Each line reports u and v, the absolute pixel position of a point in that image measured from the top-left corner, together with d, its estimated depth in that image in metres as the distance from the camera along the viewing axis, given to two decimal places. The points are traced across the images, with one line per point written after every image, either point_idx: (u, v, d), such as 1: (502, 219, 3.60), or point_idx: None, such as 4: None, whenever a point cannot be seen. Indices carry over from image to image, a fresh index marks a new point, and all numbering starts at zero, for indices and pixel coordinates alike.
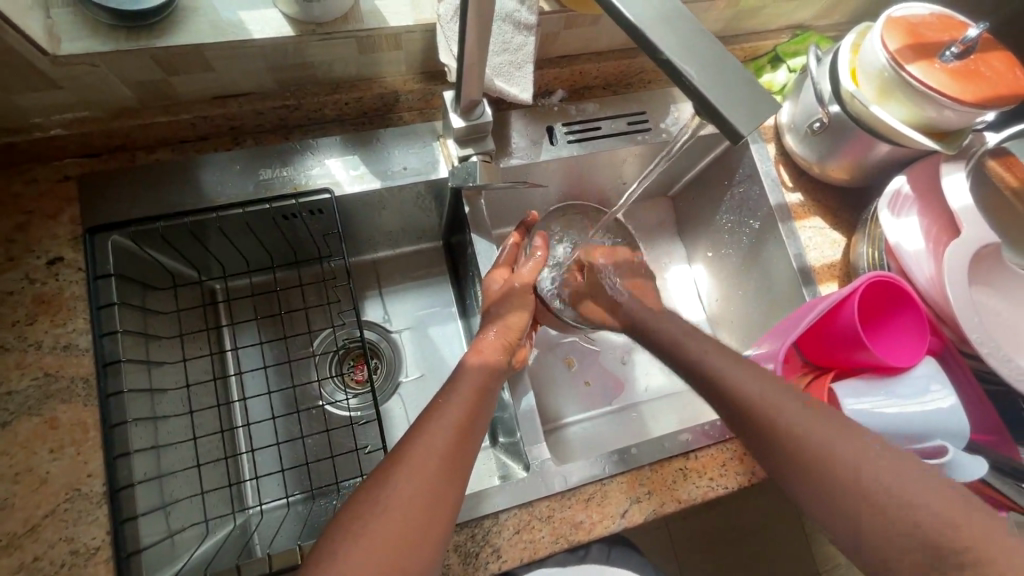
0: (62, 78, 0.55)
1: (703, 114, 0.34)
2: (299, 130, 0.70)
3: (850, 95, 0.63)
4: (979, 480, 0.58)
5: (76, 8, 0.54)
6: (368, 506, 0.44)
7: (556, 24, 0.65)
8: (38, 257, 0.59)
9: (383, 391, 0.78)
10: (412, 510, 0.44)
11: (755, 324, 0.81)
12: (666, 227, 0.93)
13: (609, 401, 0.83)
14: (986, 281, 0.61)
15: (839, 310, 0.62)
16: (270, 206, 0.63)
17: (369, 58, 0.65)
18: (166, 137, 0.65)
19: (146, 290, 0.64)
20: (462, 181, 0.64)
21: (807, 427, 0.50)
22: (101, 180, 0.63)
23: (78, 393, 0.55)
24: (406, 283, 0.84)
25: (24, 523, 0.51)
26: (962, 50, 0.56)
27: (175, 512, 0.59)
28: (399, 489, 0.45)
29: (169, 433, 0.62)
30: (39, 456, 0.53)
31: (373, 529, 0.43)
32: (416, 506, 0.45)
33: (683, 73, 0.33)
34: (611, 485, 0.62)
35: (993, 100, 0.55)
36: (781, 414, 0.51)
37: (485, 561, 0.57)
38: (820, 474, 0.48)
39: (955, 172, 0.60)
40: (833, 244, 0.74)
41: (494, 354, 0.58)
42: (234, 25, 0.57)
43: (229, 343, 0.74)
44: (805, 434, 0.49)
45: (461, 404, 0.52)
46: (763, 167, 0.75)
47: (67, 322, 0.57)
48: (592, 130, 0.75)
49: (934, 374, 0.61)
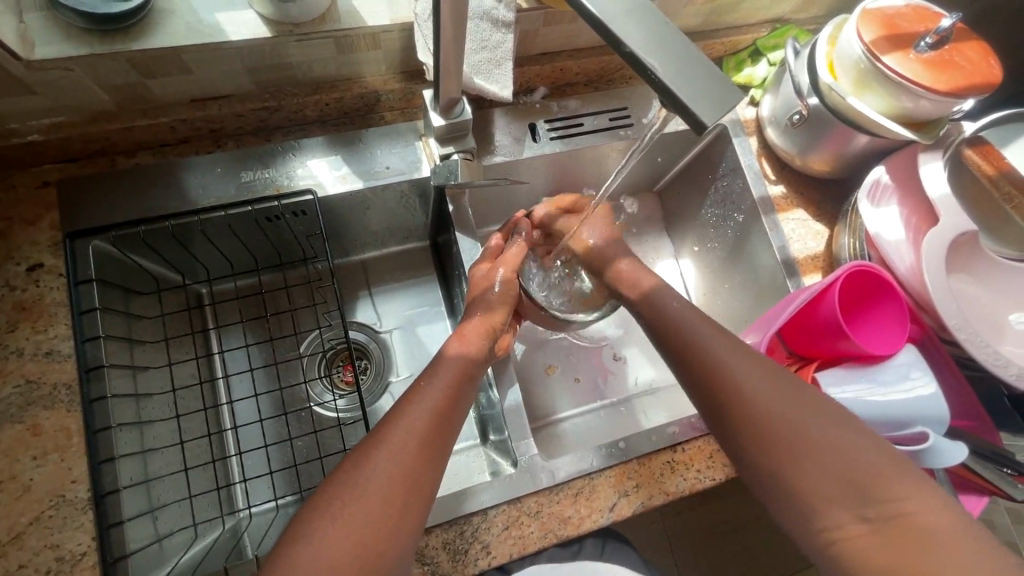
0: (37, 83, 0.55)
1: (670, 107, 0.35)
2: (280, 132, 0.70)
3: (828, 87, 0.63)
4: (963, 466, 0.59)
5: (48, 12, 0.54)
6: (347, 493, 0.44)
7: (534, 22, 0.66)
8: (18, 264, 0.59)
9: (372, 391, 0.78)
10: (391, 493, 0.45)
11: (739, 317, 0.82)
12: (652, 222, 0.94)
13: (598, 398, 0.83)
14: (965, 268, 0.62)
15: (820, 302, 0.62)
16: (252, 208, 0.63)
17: (347, 58, 0.65)
18: (147, 141, 0.65)
19: (130, 294, 0.64)
20: (444, 179, 0.64)
21: (788, 415, 0.48)
22: (82, 186, 0.62)
23: (60, 399, 0.55)
24: (395, 283, 0.84)
25: (7, 531, 0.51)
26: (935, 40, 0.56)
27: (164, 516, 0.59)
28: (377, 475, 0.45)
29: (155, 437, 0.62)
30: (23, 463, 0.53)
31: (353, 513, 0.43)
32: (395, 490, 0.45)
33: (647, 65, 0.34)
34: (599, 479, 0.62)
35: (966, 89, 0.56)
36: (750, 396, 0.50)
37: (474, 558, 0.57)
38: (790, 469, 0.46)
39: (932, 162, 0.61)
40: (815, 236, 0.75)
41: (477, 341, 0.60)
42: (210, 27, 0.57)
43: (216, 346, 0.73)
44: (781, 441, 0.47)
45: (442, 389, 0.53)
46: (745, 160, 0.75)
47: (48, 328, 0.57)
48: (575, 126, 0.75)
49: (915, 361, 0.61)
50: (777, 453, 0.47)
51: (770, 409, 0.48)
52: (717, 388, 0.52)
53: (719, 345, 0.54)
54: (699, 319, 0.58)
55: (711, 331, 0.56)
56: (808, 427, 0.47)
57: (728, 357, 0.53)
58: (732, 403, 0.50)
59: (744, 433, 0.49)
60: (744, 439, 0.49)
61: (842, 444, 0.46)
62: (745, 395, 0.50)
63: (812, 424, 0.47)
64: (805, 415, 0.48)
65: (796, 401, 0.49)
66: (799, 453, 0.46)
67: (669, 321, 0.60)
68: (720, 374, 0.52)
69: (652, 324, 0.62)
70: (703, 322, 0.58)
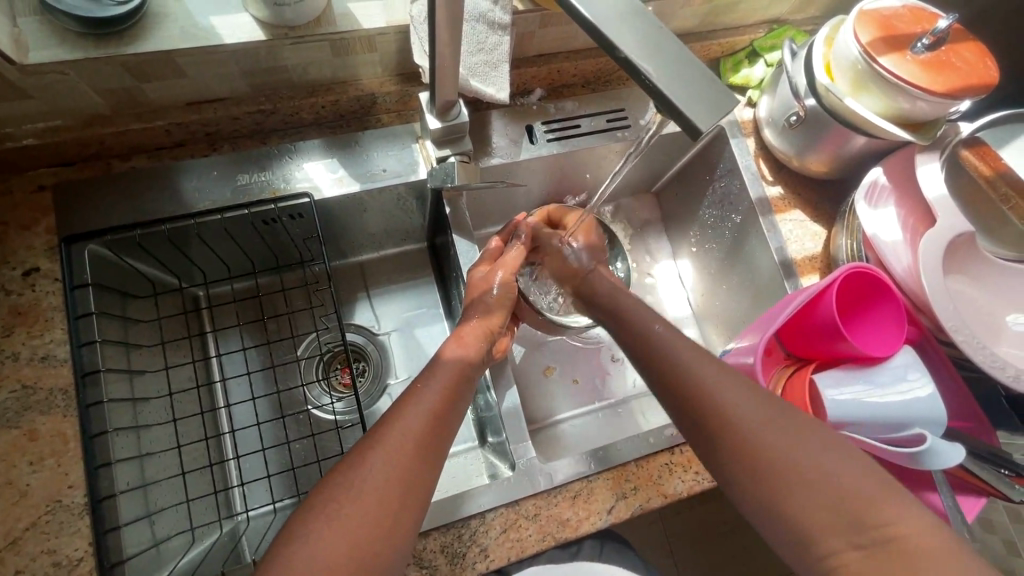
0: (32, 87, 0.55)
1: (665, 113, 0.35)
2: (276, 134, 0.70)
3: (825, 89, 0.63)
4: (960, 468, 0.59)
5: (42, 16, 0.54)
6: (344, 494, 0.44)
7: (531, 23, 0.65)
8: (13, 268, 0.59)
9: (370, 394, 0.78)
10: (388, 495, 0.45)
11: (737, 318, 0.82)
12: (650, 223, 0.94)
13: (597, 399, 0.83)
14: (963, 269, 0.62)
15: (817, 303, 0.62)
16: (249, 211, 0.63)
17: (343, 61, 0.64)
18: (143, 144, 0.65)
19: (127, 298, 0.64)
20: (440, 182, 0.65)
21: (777, 440, 0.47)
22: (78, 190, 0.62)
23: (57, 404, 0.55)
24: (392, 285, 0.84)
25: (4, 536, 0.51)
26: (932, 41, 0.56)
27: (161, 520, 0.59)
28: (373, 478, 0.45)
29: (151, 441, 0.62)
30: (20, 468, 0.53)
31: (348, 516, 0.43)
32: (392, 492, 0.45)
33: (641, 70, 0.34)
34: (597, 482, 0.62)
35: (963, 90, 0.56)
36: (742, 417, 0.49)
37: (472, 561, 0.57)
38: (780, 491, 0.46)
39: (930, 163, 0.60)
40: (813, 237, 0.75)
41: (475, 343, 0.60)
42: (205, 31, 0.57)
43: (213, 349, 0.73)
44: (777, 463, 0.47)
45: (439, 391, 0.53)
46: (742, 161, 0.75)
47: (44, 333, 0.57)
48: (571, 128, 0.75)
49: (912, 363, 0.62)
50: (766, 478, 0.47)
51: (762, 430, 0.48)
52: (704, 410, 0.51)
53: (703, 365, 0.53)
54: (675, 343, 0.57)
55: (694, 355, 0.55)
56: (802, 448, 0.47)
57: (713, 377, 0.52)
58: (720, 424, 0.50)
59: (731, 457, 0.49)
60: (732, 464, 0.49)
61: (831, 468, 0.46)
62: (733, 419, 0.49)
63: (800, 447, 0.47)
64: (793, 437, 0.48)
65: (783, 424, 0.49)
66: (788, 477, 0.46)
67: (651, 340, 0.59)
68: (706, 395, 0.51)
69: (633, 347, 0.61)
70: (683, 343, 0.57)
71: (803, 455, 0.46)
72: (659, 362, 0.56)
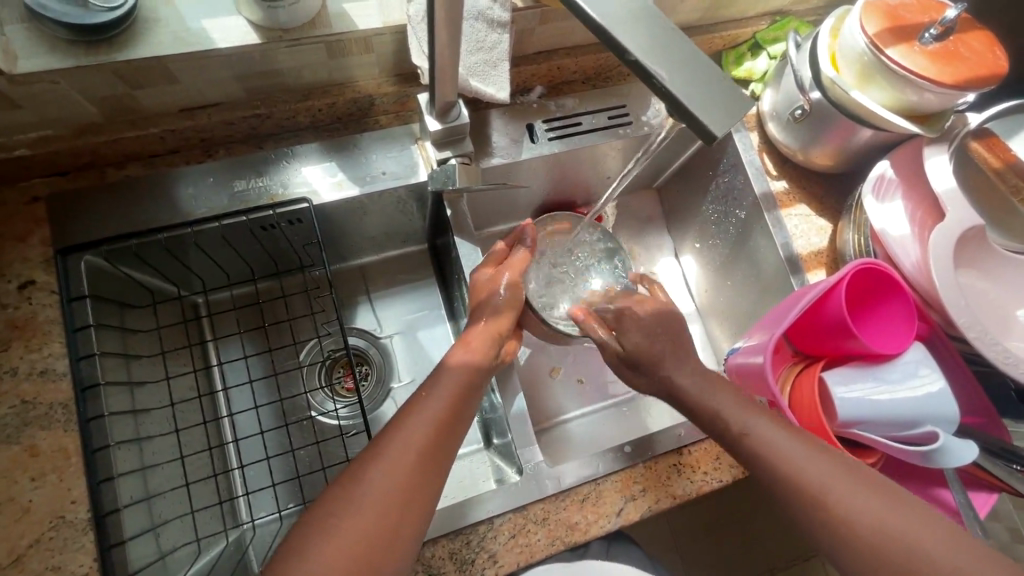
0: (21, 97, 0.53)
1: (676, 115, 0.34)
2: (271, 139, 0.68)
3: (830, 82, 0.62)
4: (972, 464, 0.58)
5: (29, 24, 0.53)
6: (342, 505, 0.43)
7: (530, 20, 0.64)
8: (8, 281, 0.57)
9: (373, 398, 0.77)
10: (388, 505, 0.44)
11: (742, 314, 0.81)
12: (653, 219, 0.93)
13: (602, 397, 0.82)
14: (973, 263, 0.61)
15: (826, 301, 0.61)
16: (246, 218, 0.62)
17: (339, 63, 0.63)
18: (137, 153, 0.64)
19: (125, 308, 0.63)
20: (440, 185, 0.63)
21: (853, 505, 0.46)
22: (73, 199, 0.61)
23: (57, 419, 0.54)
24: (393, 288, 0.83)
25: (7, 555, 0.50)
26: (940, 32, 0.55)
27: (167, 531, 0.58)
28: (372, 490, 0.44)
29: (155, 453, 0.61)
30: (20, 485, 0.52)
31: (346, 531, 0.42)
32: (393, 502, 0.44)
33: (652, 73, 0.33)
34: (606, 484, 0.61)
35: (972, 82, 0.55)
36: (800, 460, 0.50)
37: (481, 567, 0.57)
38: (863, 561, 0.45)
39: (938, 155, 0.60)
40: (819, 232, 0.74)
41: (483, 346, 0.58)
42: (198, 35, 0.55)
43: (214, 358, 0.73)
44: (848, 503, 0.47)
45: (444, 398, 0.52)
46: (746, 156, 0.74)
47: (42, 347, 0.56)
48: (572, 126, 0.73)
49: (923, 358, 0.61)
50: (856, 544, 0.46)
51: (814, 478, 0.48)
52: (787, 481, 0.49)
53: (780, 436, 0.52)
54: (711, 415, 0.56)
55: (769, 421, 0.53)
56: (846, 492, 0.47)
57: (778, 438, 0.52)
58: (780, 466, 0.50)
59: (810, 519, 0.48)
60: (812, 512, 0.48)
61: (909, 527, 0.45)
62: (803, 481, 0.49)
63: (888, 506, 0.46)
64: (859, 490, 0.47)
65: (845, 484, 0.48)
66: (884, 546, 0.44)
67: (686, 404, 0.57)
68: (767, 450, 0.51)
69: (650, 383, 0.61)
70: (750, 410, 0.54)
71: (867, 513, 0.46)
72: (689, 380, 0.59)
